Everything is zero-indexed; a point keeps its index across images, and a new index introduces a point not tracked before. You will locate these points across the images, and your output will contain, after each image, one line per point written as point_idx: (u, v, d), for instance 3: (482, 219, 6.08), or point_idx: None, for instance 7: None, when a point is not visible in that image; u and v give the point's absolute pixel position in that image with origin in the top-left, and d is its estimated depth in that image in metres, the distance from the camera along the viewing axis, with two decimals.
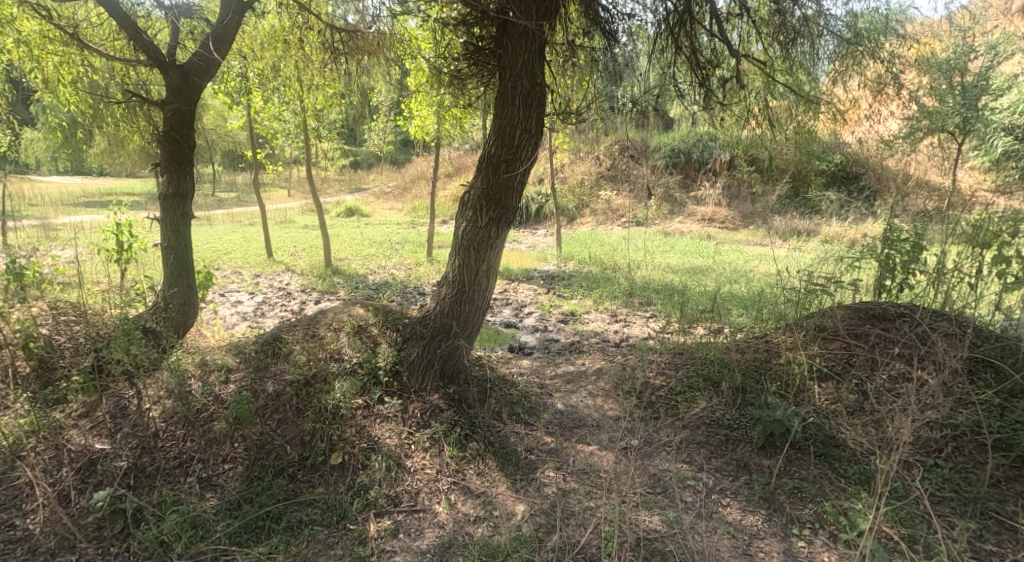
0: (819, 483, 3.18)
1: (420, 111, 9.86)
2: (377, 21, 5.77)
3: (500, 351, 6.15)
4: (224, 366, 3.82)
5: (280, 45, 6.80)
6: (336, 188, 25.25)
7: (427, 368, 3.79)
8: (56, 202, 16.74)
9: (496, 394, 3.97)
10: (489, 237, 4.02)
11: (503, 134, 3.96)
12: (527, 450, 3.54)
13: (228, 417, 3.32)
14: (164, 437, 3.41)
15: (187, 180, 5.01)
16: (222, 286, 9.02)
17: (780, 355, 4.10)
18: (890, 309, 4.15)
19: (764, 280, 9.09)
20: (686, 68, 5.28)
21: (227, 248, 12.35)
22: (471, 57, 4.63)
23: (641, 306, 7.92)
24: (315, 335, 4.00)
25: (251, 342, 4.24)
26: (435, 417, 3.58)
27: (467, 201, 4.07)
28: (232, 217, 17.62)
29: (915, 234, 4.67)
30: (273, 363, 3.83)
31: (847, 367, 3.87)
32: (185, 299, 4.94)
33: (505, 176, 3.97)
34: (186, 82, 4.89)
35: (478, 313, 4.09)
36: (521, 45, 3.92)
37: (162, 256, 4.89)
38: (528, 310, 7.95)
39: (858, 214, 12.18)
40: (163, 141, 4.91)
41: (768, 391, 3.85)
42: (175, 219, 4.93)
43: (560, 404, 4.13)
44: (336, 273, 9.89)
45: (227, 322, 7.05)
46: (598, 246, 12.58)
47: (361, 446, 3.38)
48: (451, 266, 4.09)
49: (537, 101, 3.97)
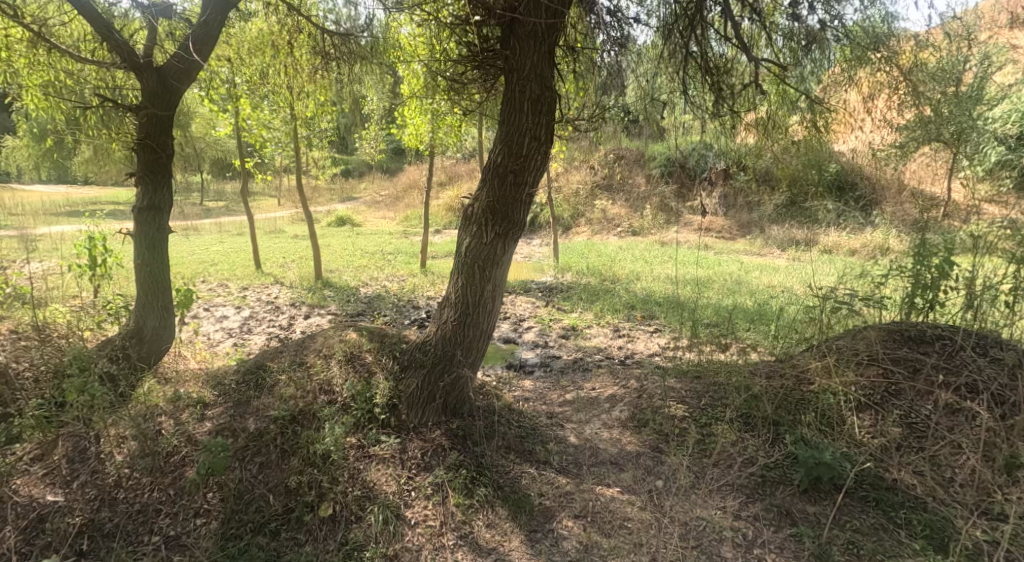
0: (875, 537, 2.83)
1: (413, 119, 9.60)
2: (370, 28, 5.39)
3: (500, 371, 5.82)
4: (199, 401, 3.45)
5: (268, 50, 6.50)
6: (327, 197, 24.81)
7: (428, 403, 3.42)
8: (38, 212, 16.31)
9: (504, 429, 3.60)
10: (496, 253, 3.66)
11: (510, 143, 3.61)
12: (541, 494, 3.17)
13: (200, 466, 2.92)
14: (127, 487, 2.99)
15: (164, 192, 4.61)
16: (207, 299, 8.65)
17: (812, 383, 3.79)
18: (927, 331, 3.86)
19: (769, 293, 8.78)
20: (697, 73, 5.02)
21: (215, 259, 11.97)
22: (473, 60, 4.29)
23: (644, 320, 7.59)
24: (303, 364, 3.63)
25: (231, 370, 3.87)
26: (438, 458, 3.20)
27: (471, 215, 3.71)
28: (221, 227, 17.18)
29: (944, 249, 4.36)
30: (255, 398, 3.45)
31: (887, 397, 3.55)
32: (161, 322, 4.48)
33: (513, 187, 3.61)
34: (164, 86, 4.51)
35: (483, 337, 3.73)
36: (529, 46, 3.59)
37: (134, 275, 4.46)
38: (527, 324, 7.58)
39: (856, 225, 11.99)
40: (138, 149, 4.52)
41: (805, 423, 3.53)
42: (151, 233, 4.52)
43: (573, 437, 3.79)
44: (326, 285, 9.52)
45: (211, 342, 6.67)
46: (596, 256, 12.26)
47: (355, 494, 2.97)
48: (453, 286, 3.73)
49: (548, 107, 3.62)
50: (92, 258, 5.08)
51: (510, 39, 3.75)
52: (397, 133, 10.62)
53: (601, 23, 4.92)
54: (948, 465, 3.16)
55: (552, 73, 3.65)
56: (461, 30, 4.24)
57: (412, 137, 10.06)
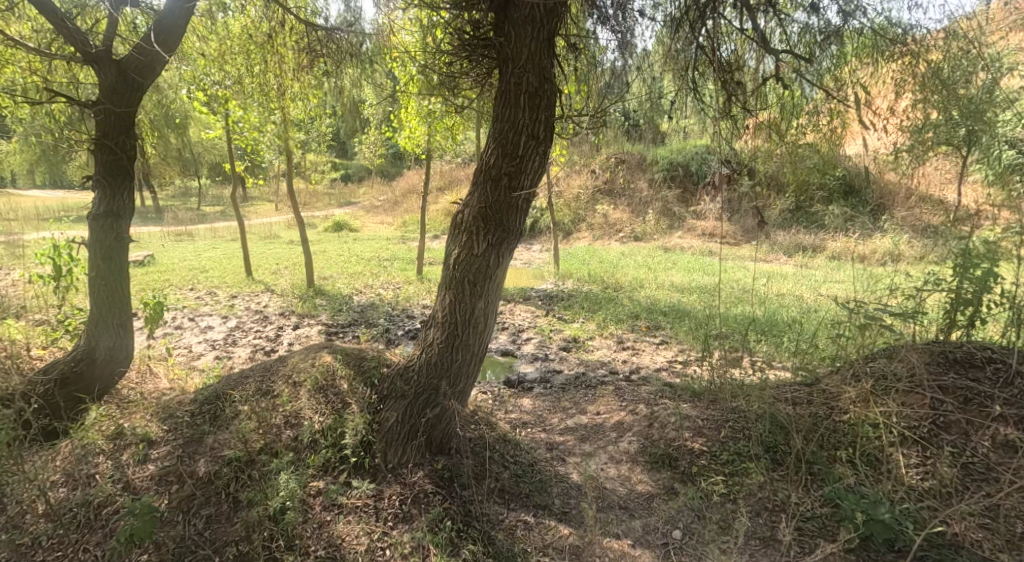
0: None
1: (409, 121, 9.16)
2: (371, 35, 5.29)
3: (498, 389, 5.38)
4: (144, 439, 2.99)
5: (256, 49, 6.13)
6: (325, 202, 24.38)
7: (409, 439, 2.99)
8: (27, 217, 15.86)
9: (497, 467, 3.18)
10: (488, 267, 3.22)
11: (504, 142, 3.17)
12: (538, 549, 2.75)
13: (124, 531, 2.45)
14: (47, 548, 2.55)
15: (124, 198, 4.14)
16: (193, 307, 8.21)
17: (846, 413, 3.38)
18: (976, 354, 3.46)
19: (781, 301, 8.32)
20: (709, 70, 4.59)
21: (204, 265, 11.53)
22: (464, 51, 3.86)
23: (650, 330, 7.12)
24: (270, 394, 3.23)
25: (189, 398, 3.43)
26: (419, 506, 2.77)
27: (460, 223, 3.27)
28: (214, 232, 16.68)
29: (989, 261, 3.91)
30: (210, 434, 3.02)
31: (935, 431, 3.14)
32: (115, 341, 4.01)
33: (507, 192, 3.17)
34: (124, 80, 4.07)
35: (474, 362, 3.30)
36: (527, 31, 3.14)
37: (88, 288, 4.00)
38: (526, 335, 7.12)
39: (864, 231, 11.56)
40: (95, 150, 4.07)
41: (841, 462, 3.11)
42: (107, 242, 4.06)
43: (576, 475, 3.37)
44: (318, 292, 9.09)
45: (189, 355, 6.22)
46: (597, 262, 11.79)
47: (319, 555, 2.54)
48: (440, 302, 3.29)
49: (547, 101, 3.18)
50: (58, 267, 4.66)
51: (504, 24, 3.31)
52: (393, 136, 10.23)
53: (604, 18, 4.44)
54: (1017, 518, 2.72)
55: (551, 63, 3.20)
56: (450, 19, 3.81)
57: (408, 140, 9.60)
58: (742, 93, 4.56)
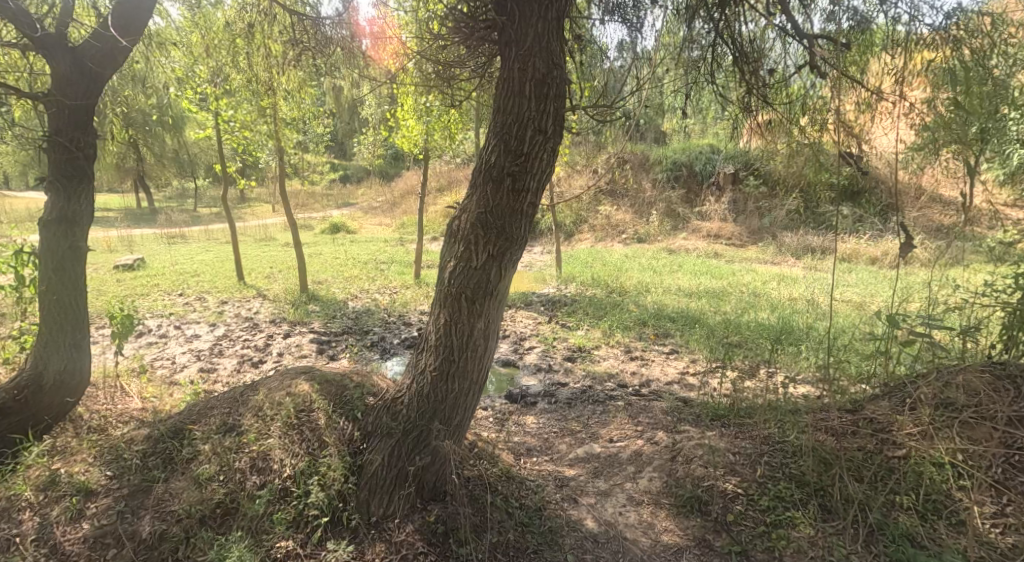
0: None
1: (405, 119, 8.69)
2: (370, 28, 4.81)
3: (498, 406, 4.92)
4: (81, 490, 2.67)
5: (239, 41, 5.66)
6: (321, 203, 23.90)
7: (396, 488, 2.59)
8: (18, 218, 15.44)
9: (500, 513, 2.74)
10: (488, 282, 2.76)
11: (507, 137, 2.70)
12: None
13: None
14: None
15: (81, 202, 3.66)
16: (180, 313, 7.78)
17: (900, 447, 2.94)
18: None
19: (795, 306, 7.84)
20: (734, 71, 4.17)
21: (196, 269, 11.10)
22: (458, 40, 3.40)
23: (659, 339, 6.65)
24: (237, 431, 2.83)
25: (143, 433, 3.05)
26: None
27: (457, 231, 2.81)
28: (207, 235, 16.23)
29: None
30: (160, 483, 2.68)
31: (1010, 473, 2.68)
32: (66, 364, 3.58)
33: (511, 196, 2.71)
34: (79, 70, 3.57)
35: (472, 393, 2.84)
36: (532, 10, 2.69)
37: (38, 305, 3.56)
38: (528, 344, 6.66)
39: (875, 232, 11.10)
40: (50, 149, 3.59)
41: (902, 510, 2.67)
42: (60, 251, 3.59)
43: (590, 521, 2.92)
44: (309, 297, 8.64)
45: (172, 368, 5.73)
46: (601, 265, 11.32)
47: None
48: (434, 323, 2.84)
49: (555, 90, 2.71)
50: (19, 276, 3.99)
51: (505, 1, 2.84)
52: (392, 135, 9.76)
53: (612, 7, 4.11)
54: None
55: (560, 46, 2.74)
56: (448, 5, 3.38)
57: (405, 140, 9.11)
58: (760, 84, 4.07)
